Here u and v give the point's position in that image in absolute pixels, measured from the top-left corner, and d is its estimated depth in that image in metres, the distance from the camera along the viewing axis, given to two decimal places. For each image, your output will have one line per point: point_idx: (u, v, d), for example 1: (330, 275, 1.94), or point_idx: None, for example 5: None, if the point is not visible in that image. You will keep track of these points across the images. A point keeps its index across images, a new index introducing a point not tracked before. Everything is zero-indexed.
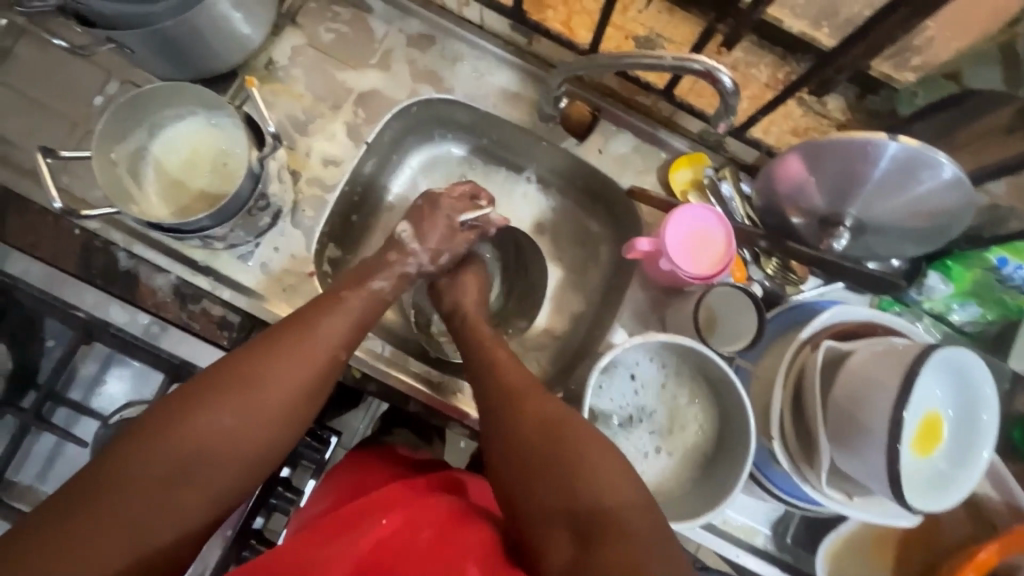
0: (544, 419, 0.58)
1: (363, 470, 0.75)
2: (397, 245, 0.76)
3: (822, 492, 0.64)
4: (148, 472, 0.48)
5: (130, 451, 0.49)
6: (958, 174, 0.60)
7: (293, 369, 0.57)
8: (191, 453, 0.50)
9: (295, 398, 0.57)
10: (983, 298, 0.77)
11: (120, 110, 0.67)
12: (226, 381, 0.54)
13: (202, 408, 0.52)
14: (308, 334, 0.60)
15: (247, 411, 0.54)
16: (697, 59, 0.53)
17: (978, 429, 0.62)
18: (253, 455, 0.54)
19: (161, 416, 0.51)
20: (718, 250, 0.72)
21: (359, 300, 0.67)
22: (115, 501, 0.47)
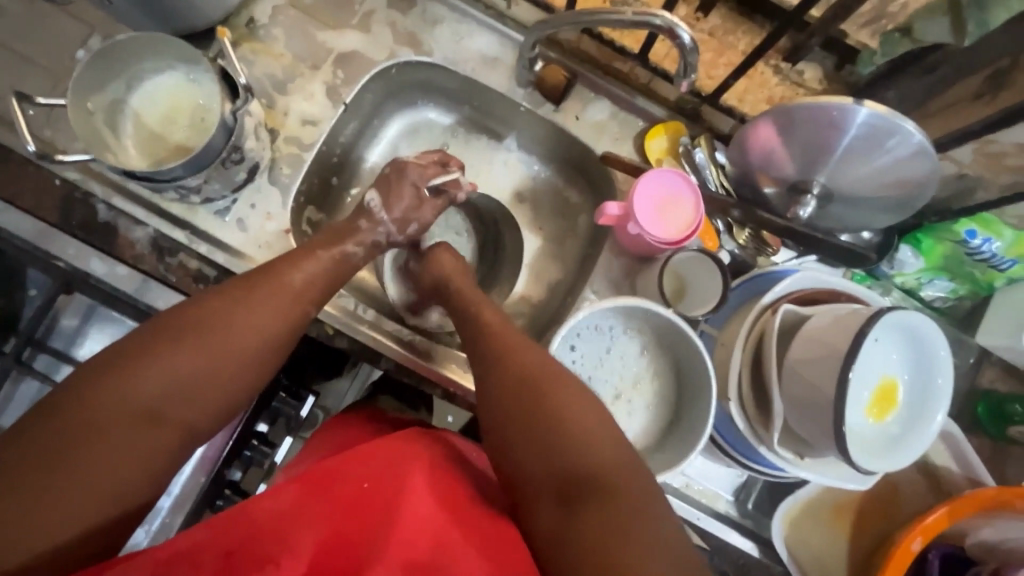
0: (560, 410, 0.55)
1: (351, 430, 0.73)
2: (365, 213, 0.75)
3: (775, 453, 0.65)
4: (118, 410, 0.49)
5: (105, 385, 0.50)
6: (923, 141, 0.60)
7: (261, 312, 0.58)
8: (164, 389, 0.51)
9: (264, 340, 0.58)
10: (954, 274, 0.77)
11: (97, 61, 0.68)
12: (197, 322, 0.55)
13: (168, 347, 0.52)
14: (277, 280, 0.61)
15: (214, 351, 0.54)
16: (658, 14, 0.54)
17: (934, 394, 0.62)
18: (227, 394, 0.55)
19: (127, 355, 0.51)
20: (686, 215, 0.73)
21: (329, 257, 0.66)
22: (86, 439, 0.47)
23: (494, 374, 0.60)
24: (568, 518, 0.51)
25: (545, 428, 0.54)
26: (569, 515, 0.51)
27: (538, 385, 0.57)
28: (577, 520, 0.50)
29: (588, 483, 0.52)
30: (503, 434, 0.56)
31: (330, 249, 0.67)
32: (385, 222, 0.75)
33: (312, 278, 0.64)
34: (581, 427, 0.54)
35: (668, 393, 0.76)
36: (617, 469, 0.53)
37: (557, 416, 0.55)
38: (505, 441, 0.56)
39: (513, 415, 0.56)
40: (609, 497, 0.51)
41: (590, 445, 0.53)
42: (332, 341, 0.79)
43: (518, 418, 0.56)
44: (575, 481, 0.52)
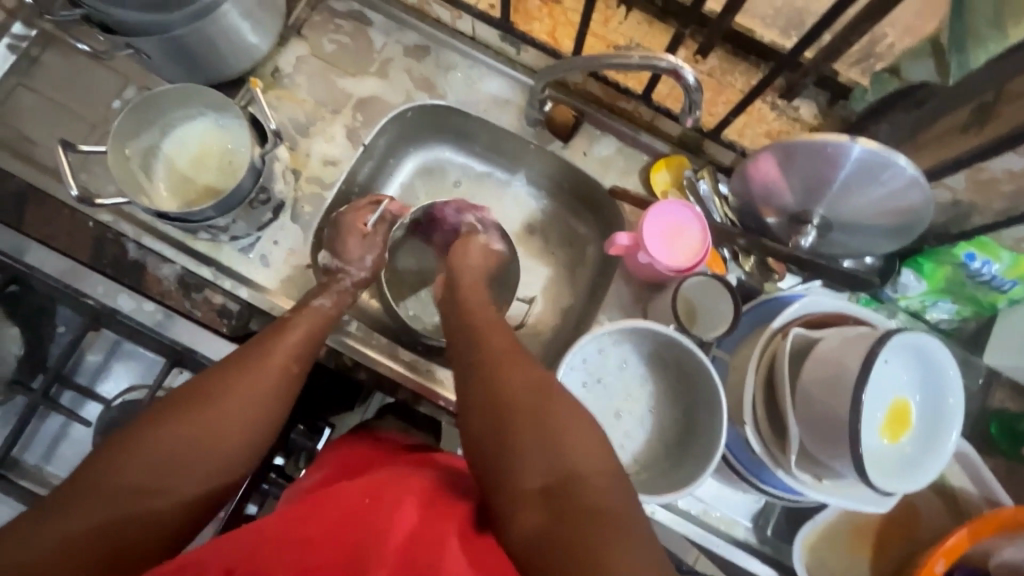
0: (550, 418, 0.54)
1: (357, 447, 0.71)
2: (326, 271, 0.79)
3: (793, 476, 0.66)
4: (113, 489, 0.49)
5: (101, 463, 0.50)
6: (916, 174, 0.62)
7: (252, 380, 0.60)
8: (159, 459, 0.52)
9: (256, 406, 0.59)
10: (957, 296, 0.79)
11: (136, 111, 0.73)
12: (192, 393, 0.57)
13: (161, 423, 0.53)
14: (268, 349, 0.63)
15: (208, 421, 0.55)
16: (663, 58, 0.59)
17: (947, 415, 0.64)
18: (225, 462, 0.55)
19: (122, 436, 0.52)
20: (693, 243, 0.76)
21: (312, 320, 0.69)
22: (71, 522, 0.46)
23: (491, 379, 0.59)
24: (548, 520, 0.47)
25: (532, 430, 0.53)
26: (554, 522, 0.47)
27: (530, 393, 0.56)
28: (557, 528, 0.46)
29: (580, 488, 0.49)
30: (488, 435, 0.55)
31: (304, 311, 0.70)
32: (349, 269, 0.79)
33: (305, 338, 0.67)
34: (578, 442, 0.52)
35: (682, 417, 0.77)
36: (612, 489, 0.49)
37: (548, 420, 0.54)
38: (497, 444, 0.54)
39: (515, 422, 0.54)
40: (600, 509, 0.47)
41: (590, 457, 0.51)
42: (351, 372, 0.82)
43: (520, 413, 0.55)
44: (569, 487, 0.49)
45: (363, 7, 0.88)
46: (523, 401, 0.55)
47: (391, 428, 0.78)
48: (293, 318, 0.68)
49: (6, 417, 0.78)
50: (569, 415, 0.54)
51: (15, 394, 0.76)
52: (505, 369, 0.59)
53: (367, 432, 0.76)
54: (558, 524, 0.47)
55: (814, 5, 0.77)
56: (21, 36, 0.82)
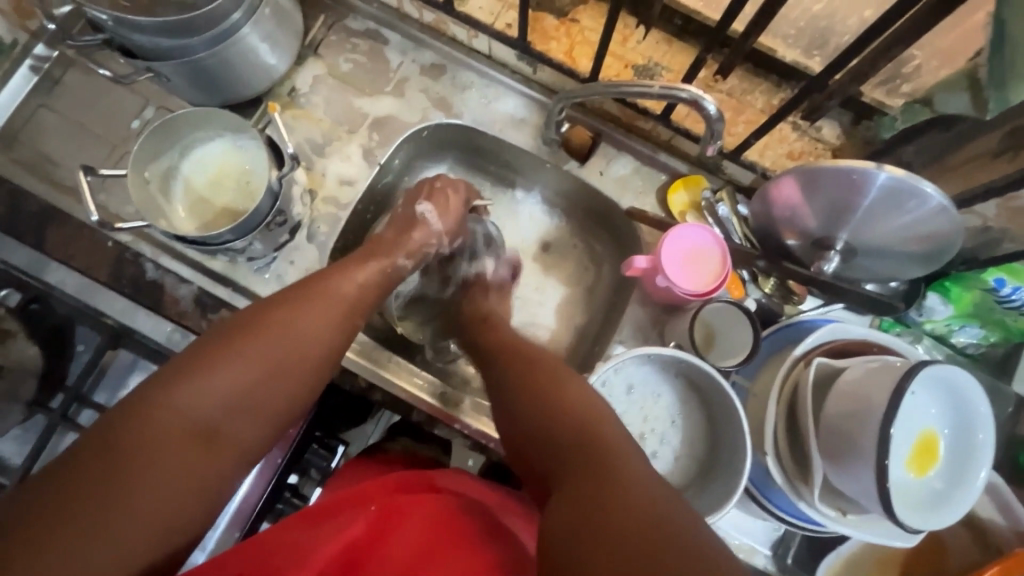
0: (579, 415, 0.54)
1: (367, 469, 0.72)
2: (421, 223, 0.75)
3: (815, 508, 0.64)
4: (180, 427, 0.48)
5: (168, 395, 0.48)
6: (944, 203, 0.61)
7: (320, 323, 0.58)
8: (225, 400, 0.51)
9: (320, 352, 0.58)
10: (984, 321, 0.77)
11: (155, 134, 0.73)
12: (261, 327, 0.55)
13: (228, 361, 0.52)
14: (323, 292, 0.60)
15: (271, 363, 0.54)
16: (683, 88, 0.59)
17: (977, 449, 0.62)
18: (284, 407, 0.55)
19: (179, 368, 0.50)
20: (713, 267, 0.75)
21: (380, 268, 0.67)
22: (144, 467, 0.46)
23: (518, 381, 0.60)
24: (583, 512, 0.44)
25: (565, 425, 0.53)
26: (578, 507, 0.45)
27: (548, 392, 0.57)
28: (563, 508, 0.46)
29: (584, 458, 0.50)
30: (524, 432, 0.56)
31: (381, 259, 0.68)
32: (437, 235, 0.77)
33: (367, 289, 0.65)
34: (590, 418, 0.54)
35: (702, 441, 0.75)
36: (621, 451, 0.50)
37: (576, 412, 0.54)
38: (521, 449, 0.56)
39: (534, 421, 0.55)
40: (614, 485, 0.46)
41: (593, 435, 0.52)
42: (365, 393, 0.83)
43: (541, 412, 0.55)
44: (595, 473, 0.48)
45: (379, 26, 0.88)
46: (544, 388, 0.57)
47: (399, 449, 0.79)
48: (359, 262, 0.66)
49: (23, 437, 0.76)
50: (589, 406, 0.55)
51: (34, 413, 0.76)
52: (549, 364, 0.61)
53: (378, 450, 0.77)
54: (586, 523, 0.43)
55: (839, 26, 0.73)
56: (43, 57, 0.83)
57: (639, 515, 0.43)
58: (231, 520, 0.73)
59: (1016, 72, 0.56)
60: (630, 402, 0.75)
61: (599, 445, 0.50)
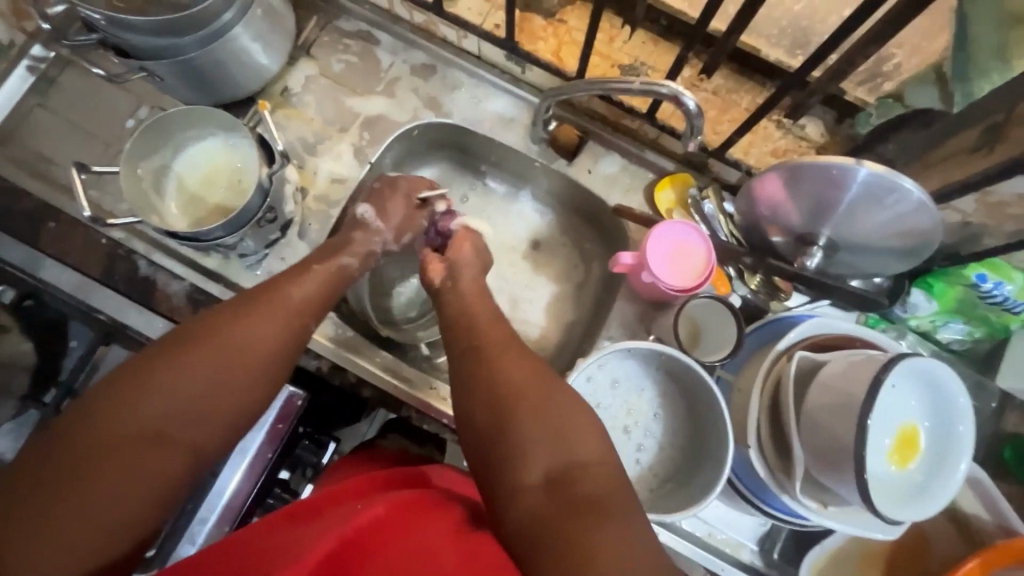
0: (552, 412, 0.54)
1: (359, 467, 0.72)
2: (360, 225, 0.77)
3: (798, 501, 0.65)
4: (126, 431, 0.49)
5: (116, 401, 0.50)
6: (921, 197, 0.62)
7: (265, 328, 0.59)
8: (175, 405, 0.52)
9: (269, 356, 0.59)
10: (969, 317, 0.78)
11: (148, 132, 0.74)
12: (206, 335, 0.56)
13: (175, 367, 0.53)
14: (272, 297, 0.61)
15: (217, 366, 0.55)
16: (664, 85, 0.60)
17: (957, 442, 0.63)
18: (235, 412, 0.56)
19: (128, 374, 0.52)
20: (698, 262, 0.75)
21: (328, 272, 0.68)
22: (90, 477, 0.47)
23: (501, 367, 0.58)
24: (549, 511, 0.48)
25: (533, 417, 0.54)
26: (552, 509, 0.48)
27: (523, 388, 0.56)
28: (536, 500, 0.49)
29: (570, 484, 0.49)
30: (485, 418, 0.55)
31: (326, 262, 0.69)
32: (383, 231, 0.78)
33: (318, 293, 0.66)
34: (576, 437, 0.53)
35: (688, 435, 0.76)
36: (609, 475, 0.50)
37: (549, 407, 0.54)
38: (481, 448, 0.54)
39: (498, 407, 0.55)
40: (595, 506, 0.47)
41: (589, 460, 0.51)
42: (355, 389, 0.83)
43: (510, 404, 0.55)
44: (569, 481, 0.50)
45: (371, 27, 0.90)
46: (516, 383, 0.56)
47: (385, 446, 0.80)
48: (309, 268, 0.67)
49: (17, 432, 0.74)
50: (569, 406, 0.55)
51: (29, 408, 0.75)
52: (508, 359, 0.59)
53: (368, 451, 0.77)
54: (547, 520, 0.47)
55: (819, 25, 0.76)
56: (41, 57, 0.84)
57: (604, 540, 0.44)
58: (220, 516, 0.72)
59: None
60: (614, 397, 0.76)
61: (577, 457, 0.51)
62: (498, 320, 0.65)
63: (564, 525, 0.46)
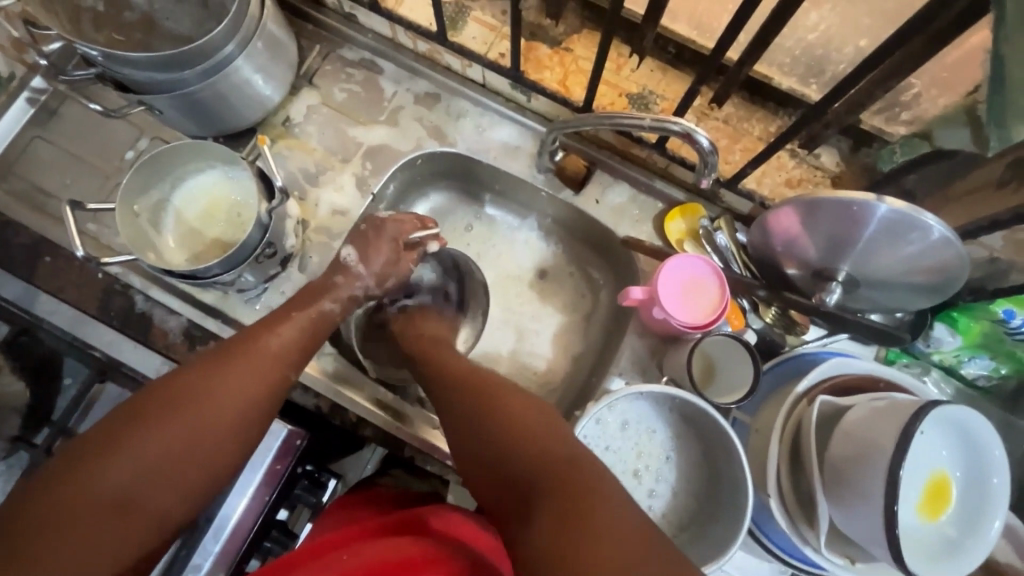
0: (536, 439, 0.52)
1: (359, 509, 0.69)
2: (342, 268, 0.74)
3: (822, 555, 0.61)
4: (93, 498, 0.46)
5: (83, 466, 0.47)
6: (946, 234, 0.59)
7: (241, 380, 0.56)
8: (145, 467, 0.49)
9: (245, 407, 0.56)
10: (995, 352, 0.75)
11: (146, 168, 0.73)
12: (180, 389, 0.53)
13: (149, 426, 0.50)
14: (251, 347, 0.59)
15: (191, 424, 0.52)
16: (675, 121, 0.58)
17: (991, 494, 0.59)
18: (212, 471, 0.53)
19: (100, 436, 0.49)
20: (712, 298, 0.72)
21: (306, 320, 0.66)
22: (51, 547, 0.44)
23: (484, 405, 0.57)
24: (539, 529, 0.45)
25: (523, 449, 0.51)
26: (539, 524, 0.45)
27: (505, 427, 0.54)
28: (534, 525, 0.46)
29: (552, 493, 0.46)
30: (473, 458, 0.55)
31: (306, 308, 0.67)
32: (363, 276, 0.75)
33: (297, 340, 0.64)
34: (552, 456, 0.50)
35: (703, 478, 0.72)
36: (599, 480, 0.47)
37: (534, 439, 0.52)
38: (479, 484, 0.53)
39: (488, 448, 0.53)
40: (582, 503, 0.45)
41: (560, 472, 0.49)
42: (357, 429, 0.81)
43: (495, 427, 0.55)
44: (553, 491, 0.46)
45: (375, 56, 0.89)
46: (508, 416, 0.55)
47: (390, 487, 0.76)
48: (289, 315, 0.66)
49: (6, 474, 0.71)
50: (556, 433, 0.53)
51: (19, 449, 0.72)
52: (498, 395, 0.58)
53: (373, 494, 0.73)
54: (542, 544, 0.44)
55: (834, 54, 0.72)
56: (41, 89, 0.83)
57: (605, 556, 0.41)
58: (215, 561, 0.69)
59: (1018, 108, 0.50)
60: (624, 439, 0.73)
61: (576, 471, 0.48)
62: (473, 365, 0.66)
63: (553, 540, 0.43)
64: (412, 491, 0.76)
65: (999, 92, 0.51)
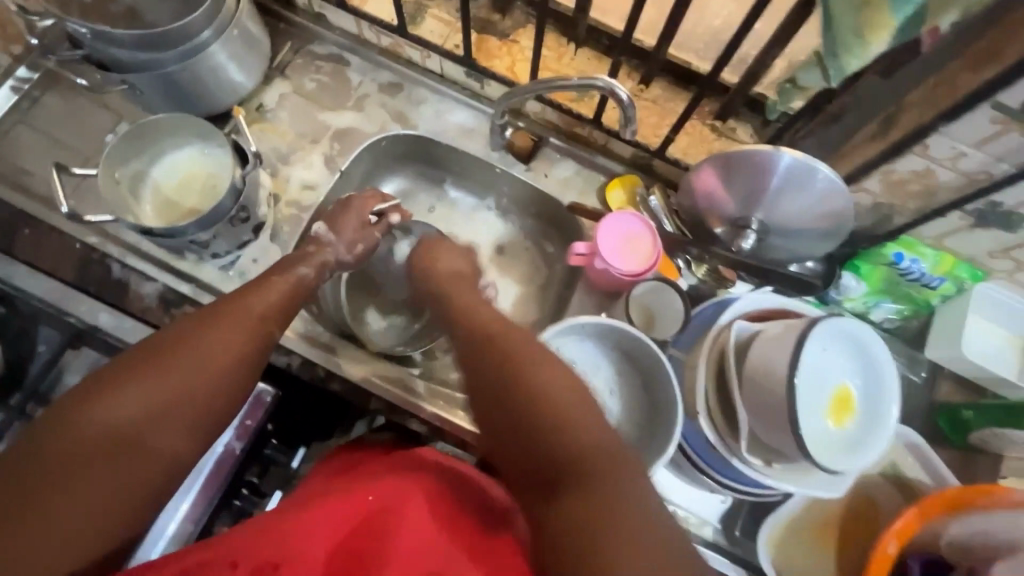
0: (542, 408, 0.52)
1: (351, 454, 0.73)
2: (315, 240, 0.81)
3: (743, 460, 0.69)
4: (94, 433, 0.49)
5: (82, 406, 0.50)
6: (832, 178, 0.70)
7: (229, 333, 0.61)
8: (146, 407, 0.52)
9: (234, 357, 0.60)
10: (895, 296, 0.85)
11: (128, 139, 0.79)
12: (170, 342, 0.57)
13: (144, 371, 0.54)
14: (236, 307, 0.64)
15: (185, 370, 0.56)
16: (599, 78, 0.68)
17: (884, 399, 0.68)
18: (207, 413, 0.56)
19: (97, 381, 0.52)
20: (646, 249, 0.81)
21: (285, 283, 0.71)
22: (57, 488, 0.46)
23: (493, 366, 0.58)
24: (562, 503, 0.48)
25: (532, 425, 0.52)
26: (564, 496, 0.48)
27: (512, 399, 0.54)
28: (563, 496, 0.48)
29: (579, 470, 0.49)
30: (498, 423, 0.55)
31: (285, 274, 0.73)
32: (334, 245, 0.82)
33: (279, 303, 0.69)
34: (568, 424, 0.51)
35: (642, 412, 0.79)
36: (608, 446, 0.50)
37: (539, 407, 0.53)
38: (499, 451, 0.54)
39: (500, 418, 0.54)
40: (597, 472, 0.48)
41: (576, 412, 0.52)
42: (326, 384, 0.85)
43: (496, 397, 0.56)
44: (573, 468, 0.49)
45: (342, 51, 0.98)
46: (509, 384, 0.55)
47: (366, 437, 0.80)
48: (270, 281, 0.71)
49: None
50: (564, 393, 0.53)
51: None
52: (496, 352, 0.59)
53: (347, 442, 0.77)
54: (566, 510, 0.47)
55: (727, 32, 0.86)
56: (24, 78, 0.87)
57: (629, 517, 0.45)
58: (185, 515, 0.70)
59: (844, 43, 0.56)
60: None
61: (591, 444, 0.50)
62: (502, 320, 0.64)
63: (579, 510, 0.46)
64: (382, 439, 0.81)
65: (830, 29, 0.58)
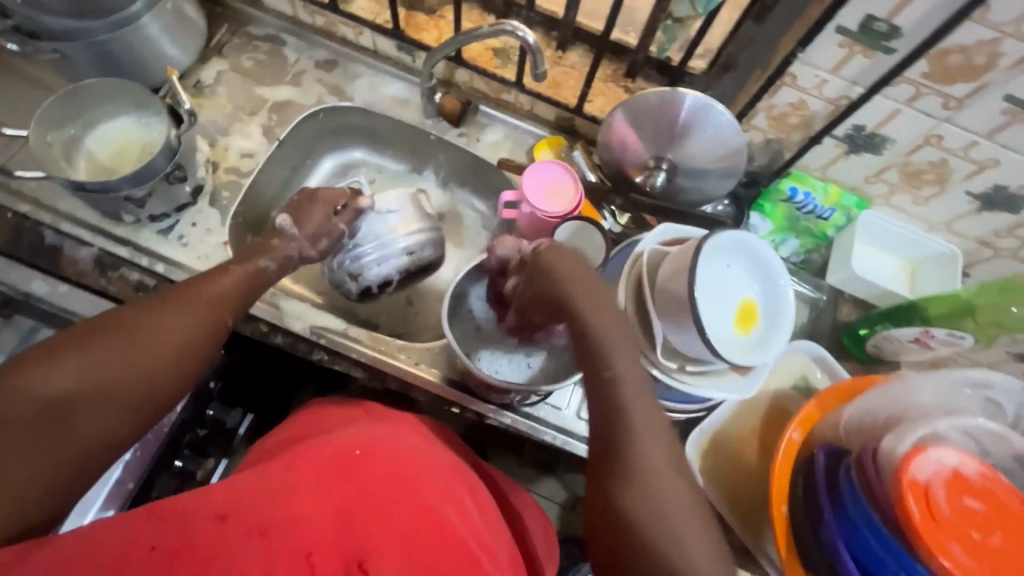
0: (618, 442, 0.54)
1: (323, 408, 0.75)
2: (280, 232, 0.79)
3: (660, 367, 0.74)
4: (31, 402, 0.51)
5: (21, 376, 0.52)
6: (723, 111, 0.80)
7: (179, 321, 0.61)
8: (84, 384, 0.54)
9: (183, 343, 0.61)
10: (797, 231, 0.94)
11: (63, 102, 0.81)
12: (117, 324, 0.58)
13: (87, 349, 0.55)
14: (189, 293, 0.64)
15: (129, 351, 0.57)
16: (509, 22, 0.76)
17: (782, 304, 0.75)
18: (148, 394, 0.58)
19: (38, 352, 0.54)
20: (568, 192, 0.88)
21: (242, 275, 0.71)
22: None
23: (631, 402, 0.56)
24: (613, 549, 0.52)
25: (619, 467, 0.53)
26: (616, 529, 0.52)
27: (647, 418, 0.55)
28: (618, 524, 0.52)
29: (625, 529, 0.51)
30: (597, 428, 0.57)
31: (242, 264, 0.72)
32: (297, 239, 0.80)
33: (237, 293, 0.69)
34: (651, 460, 0.53)
35: None
36: (661, 485, 0.52)
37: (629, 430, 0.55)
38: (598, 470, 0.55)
39: (597, 438, 0.57)
40: (648, 521, 0.50)
41: (613, 421, 0.55)
42: (267, 339, 0.85)
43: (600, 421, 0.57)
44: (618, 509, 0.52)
45: (278, 32, 1.03)
46: (614, 414, 0.55)
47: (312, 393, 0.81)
48: (227, 267, 0.71)
49: None
50: (649, 423, 0.55)
51: None
52: (619, 354, 0.57)
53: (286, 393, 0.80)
54: (617, 543, 0.51)
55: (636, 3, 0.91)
56: None
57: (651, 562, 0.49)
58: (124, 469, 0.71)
59: None
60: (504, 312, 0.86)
61: (640, 479, 0.52)
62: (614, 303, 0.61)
63: (627, 551, 0.51)
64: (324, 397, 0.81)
65: None
